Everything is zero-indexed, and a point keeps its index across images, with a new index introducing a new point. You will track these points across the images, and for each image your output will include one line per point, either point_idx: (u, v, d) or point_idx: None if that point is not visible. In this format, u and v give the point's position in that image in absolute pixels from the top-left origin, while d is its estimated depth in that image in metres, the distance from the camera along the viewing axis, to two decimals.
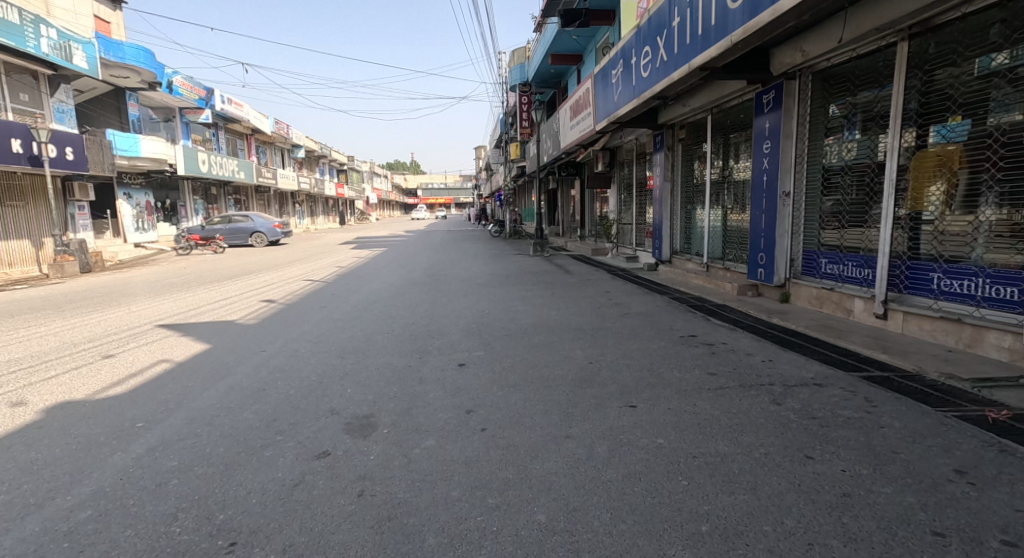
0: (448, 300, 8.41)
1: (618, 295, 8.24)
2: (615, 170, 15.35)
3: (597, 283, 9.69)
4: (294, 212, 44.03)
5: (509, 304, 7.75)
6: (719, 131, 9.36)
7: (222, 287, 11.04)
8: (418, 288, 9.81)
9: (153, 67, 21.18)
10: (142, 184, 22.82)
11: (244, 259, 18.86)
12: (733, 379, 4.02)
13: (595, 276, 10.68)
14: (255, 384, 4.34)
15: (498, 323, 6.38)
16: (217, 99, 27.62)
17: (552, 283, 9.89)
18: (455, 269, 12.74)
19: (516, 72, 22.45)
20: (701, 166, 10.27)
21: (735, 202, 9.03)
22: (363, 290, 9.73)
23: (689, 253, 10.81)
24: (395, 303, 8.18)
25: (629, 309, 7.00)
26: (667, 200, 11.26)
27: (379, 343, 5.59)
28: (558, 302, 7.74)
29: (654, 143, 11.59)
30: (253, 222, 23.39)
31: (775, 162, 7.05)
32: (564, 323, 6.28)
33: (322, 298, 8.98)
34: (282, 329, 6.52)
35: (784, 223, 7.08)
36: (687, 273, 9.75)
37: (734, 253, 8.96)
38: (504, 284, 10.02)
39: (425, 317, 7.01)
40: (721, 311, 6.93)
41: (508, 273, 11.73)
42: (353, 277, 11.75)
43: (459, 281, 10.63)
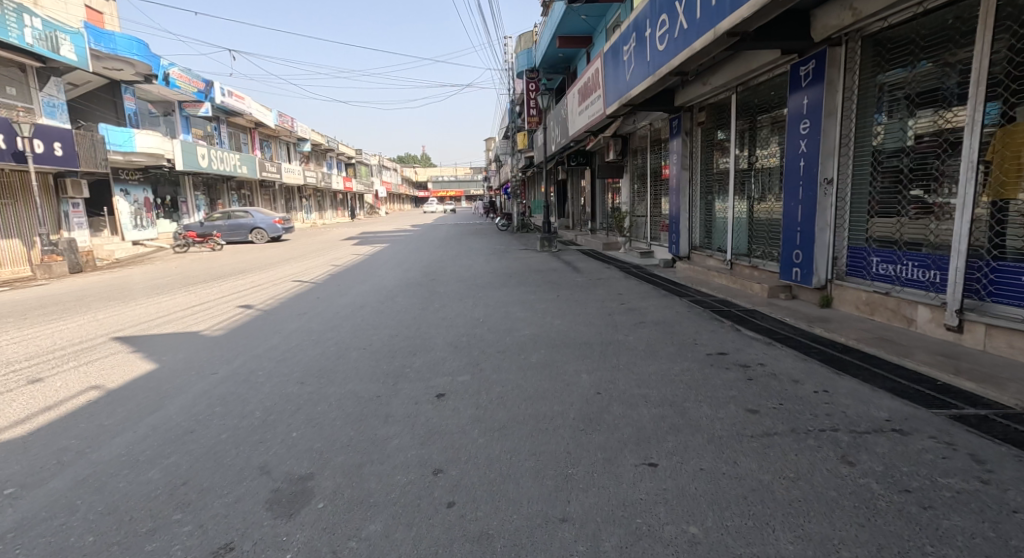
0: (441, 304, 7.58)
1: (631, 298, 7.33)
2: (628, 158, 14.34)
3: (607, 283, 8.80)
4: (300, 206, 43.46)
5: (507, 310, 6.89)
6: (744, 112, 8.37)
7: (205, 290, 10.25)
8: (411, 289, 8.99)
9: (148, 58, 20.53)
10: (139, 180, 22.31)
11: (241, 257, 18.21)
12: (782, 421, 3.12)
13: (606, 275, 9.75)
14: (183, 424, 3.53)
15: (492, 335, 5.53)
16: (217, 92, 27.01)
17: (557, 283, 9.01)
18: (456, 267, 11.89)
19: (522, 58, 21.48)
20: (724, 153, 9.27)
21: (763, 192, 8.04)
22: (351, 292, 8.93)
23: (710, 248, 9.83)
24: (382, 309, 7.37)
25: (644, 317, 6.11)
26: (686, 191, 10.29)
27: (349, 363, 4.77)
28: (563, 307, 6.87)
29: (671, 128, 10.60)
30: (253, 218, 22.84)
31: (815, 144, 6.07)
32: (569, 335, 5.41)
33: (305, 302, 8.17)
34: (248, 344, 5.72)
35: (825, 215, 6.10)
36: (709, 272, 8.79)
37: (761, 249, 7.97)
38: (506, 285, 9.15)
39: (411, 327, 6.19)
40: (751, 318, 5.99)
41: (511, 271, 10.85)
42: (346, 277, 10.95)
43: (456, 281, 9.78)
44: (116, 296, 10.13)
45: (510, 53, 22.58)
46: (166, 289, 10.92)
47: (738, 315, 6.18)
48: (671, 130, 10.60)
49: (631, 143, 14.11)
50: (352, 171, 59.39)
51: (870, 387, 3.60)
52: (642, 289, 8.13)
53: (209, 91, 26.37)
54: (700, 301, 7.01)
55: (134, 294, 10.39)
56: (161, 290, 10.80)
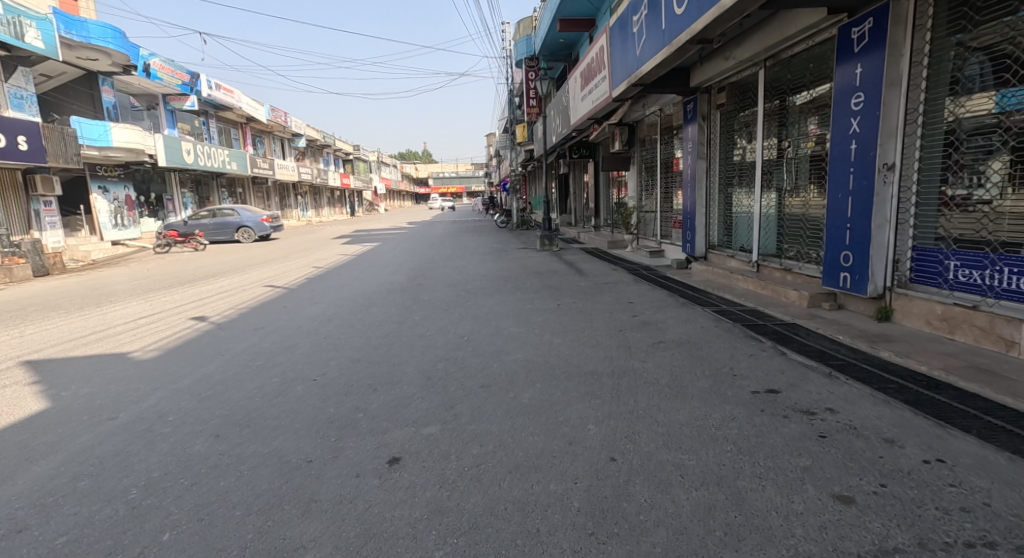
0: (423, 315, 6.52)
1: (645, 308, 6.25)
2: (635, 149, 13.27)
3: (616, 288, 7.72)
4: (295, 204, 42.42)
5: (498, 324, 5.81)
6: (772, 92, 7.29)
7: (167, 296, 9.21)
8: (391, 296, 7.93)
9: (125, 48, 19.53)
10: (120, 177, 21.34)
11: (222, 258, 17.20)
12: (896, 524, 2.07)
13: (613, 278, 8.68)
14: (23, 509, 2.49)
15: (477, 362, 4.47)
16: (205, 85, 25.97)
17: (559, 288, 7.92)
18: (447, 269, 10.85)
19: (522, 45, 20.39)
20: (747, 139, 8.18)
21: (796, 184, 6.96)
22: (325, 300, 7.89)
23: (730, 248, 8.76)
24: (353, 323, 6.30)
25: (664, 335, 5.03)
26: (702, 183, 9.21)
27: (290, 405, 3.71)
28: (564, 320, 5.80)
29: (685, 112, 9.51)
30: (239, 216, 21.80)
31: (873, 122, 4.98)
32: (572, 361, 4.35)
33: (268, 313, 7.11)
34: (177, 371, 4.66)
35: (883, 210, 5.00)
36: (732, 275, 7.71)
37: (795, 249, 6.89)
38: (500, 290, 8.08)
39: (381, 347, 5.14)
40: (796, 335, 4.90)
41: (507, 274, 9.77)
42: (324, 281, 9.92)
43: (445, 285, 8.72)
44: (67, 303, 9.10)
45: (508, 41, 21.45)
46: (127, 295, 9.88)
47: (777, 331, 5.10)
48: (685, 115, 9.50)
49: (638, 132, 13.04)
50: (351, 167, 58.32)
51: (1000, 454, 2.54)
52: (657, 295, 7.04)
53: (196, 83, 25.32)
54: (728, 313, 5.92)
55: (88, 301, 9.36)
56: (121, 295, 9.77)
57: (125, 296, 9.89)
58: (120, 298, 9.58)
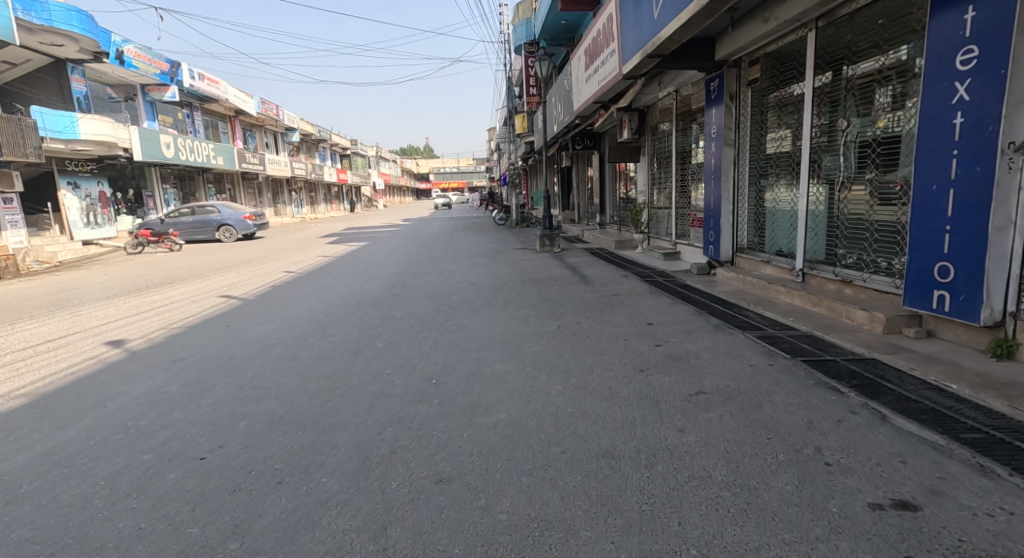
0: (387, 342, 5.20)
1: (669, 334, 4.91)
2: (645, 138, 11.93)
3: (630, 302, 6.39)
4: (288, 200, 41.13)
5: (480, 359, 4.48)
6: (823, 61, 5.92)
7: (101, 309, 7.94)
8: (359, 313, 6.60)
9: (94, 32, 18.27)
10: (93, 172, 20.11)
11: (197, 259, 15.97)
12: None
13: (624, 288, 7.34)
14: None
15: (441, 430, 3.14)
16: (186, 74, 24.75)
17: (558, 302, 6.59)
18: (433, 275, 9.55)
19: (521, 29, 19.06)
20: (788, 122, 6.82)
21: (856, 175, 5.60)
22: (277, 318, 6.57)
23: (764, 251, 7.43)
24: (298, 353, 4.99)
25: (702, 381, 3.69)
26: (728, 175, 7.86)
27: (137, 518, 2.39)
28: (567, 354, 4.47)
29: (708, 92, 8.13)
30: (220, 214, 20.51)
31: (992, 85, 3.61)
32: (577, 430, 3.01)
33: (202, 337, 5.81)
34: (23, 436, 3.35)
35: (1005, 206, 3.64)
36: (771, 286, 6.37)
37: (855, 255, 5.54)
38: (489, 304, 6.74)
39: (319, 397, 3.83)
40: (887, 381, 3.55)
41: (500, 282, 8.45)
42: (289, 290, 8.62)
43: (425, 297, 7.41)
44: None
45: (507, 24, 19.99)
46: (62, 306, 8.64)
47: (856, 373, 3.74)
48: (708, 95, 8.13)
49: (649, 118, 11.68)
50: (349, 163, 56.87)
51: None
52: (681, 313, 5.71)
53: (176, 72, 24.12)
54: (780, 340, 4.58)
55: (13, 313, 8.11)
56: (53, 305, 8.51)
57: (60, 307, 8.63)
58: (50, 310, 8.30)
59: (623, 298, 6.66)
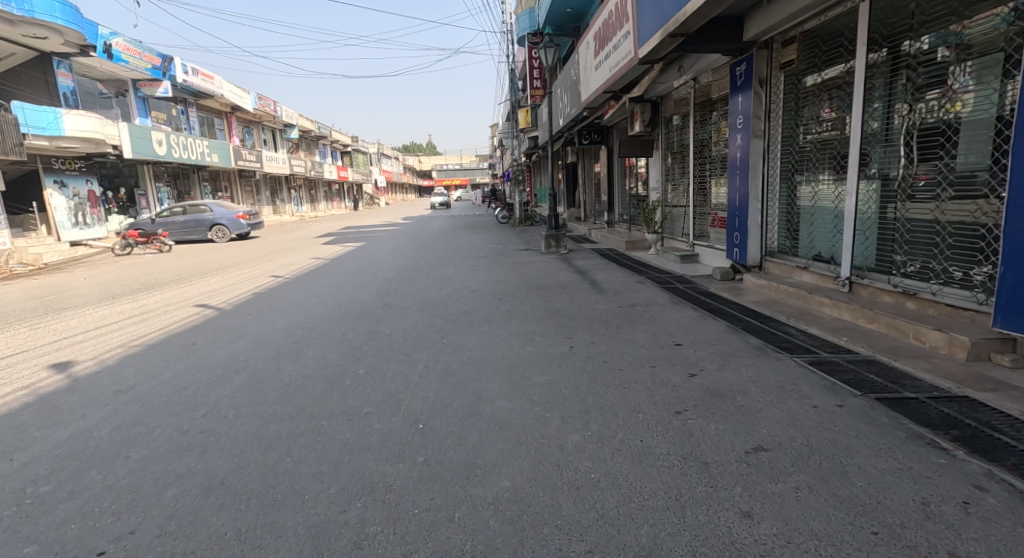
0: (371, 367, 4.46)
1: (702, 358, 4.15)
2: (659, 131, 11.16)
3: (651, 315, 5.62)
4: (288, 198, 40.50)
5: (478, 393, 3.73)
6: (875, 36, 5.12)
7: (65, 321, 7.24)
8: (344, 327, 5.87)
9: (79, 25, 17.63)
10: (81, 171, 19.47)
11: (186, 260, 15.31)
12: None
13: (641, 298, 6.57)
14: None
15: (424, 509, 2.39)
16: (179, 69, 24.17)
17: (568, 315, 5.83)
18: (429, 280, 8.84)
19: (523, 20, 18.33)
20: (830, 109, 6.02)
21: (919, 169, 4.82)
22: (252, 334, 5.84)
23: (799, 255, 6.65)
24: (266, 382, 4.25)
25: (756, 429, 2.93)
26: (757, 170, 7.07)
27: None
28: (582, 387, 3.71)
29: (734, 78, 7.34)
30: (212, 212, 19.90)
31: None
32: (606, 513, 2.27)
33: (162, 358, 5.09)
34: None
35: None
36: (812, 296, 5.59)
37: (920, 263, 4.76)
38: (490, 317, 5.99)
39: (278, 448, 3.08)
40: (998, 431, 2.78)
41: (502, 289, 7.70)
42: (272, 299, 7.92)
43: (419, 308, 6.68)
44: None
45: (509, 14, 19.16)
46: (28, 315, 7.96)
47: (953, 418, 2.97)
48: (733, 81, 7.32)
49: (663, 109, 10.92)
50: (350, 160, 56.18)
51: None
52: (712, 330, 4.94)
53: (169, 66, 23.57)
54: (840, 369, 3.80)
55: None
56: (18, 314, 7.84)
57: (25, 316, 7.95)
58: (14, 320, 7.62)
59: (643, 310, 5.89)
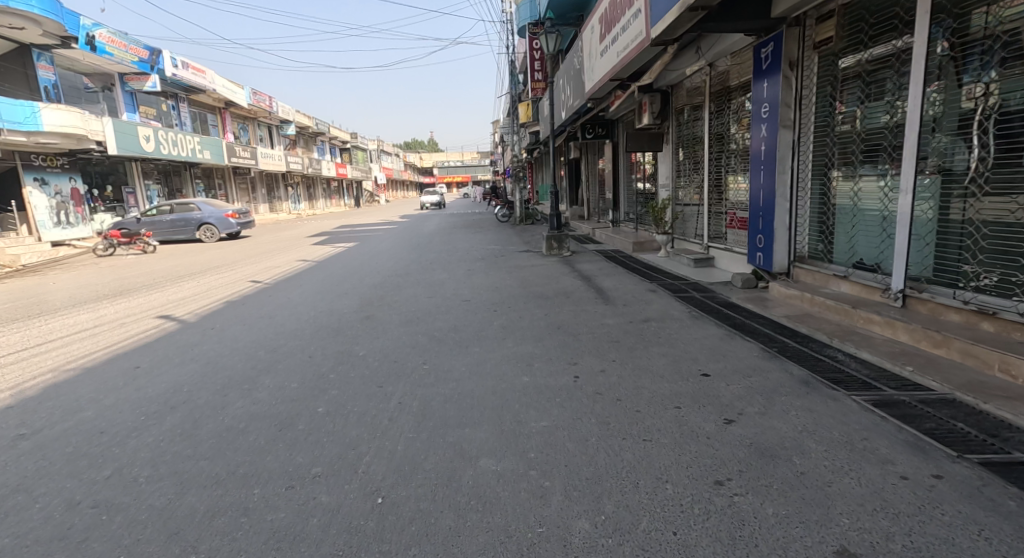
0: (334, 405, 3.70)
1: (737, 397, 3.38)
2: (669, 124, 10.39)
3: (666, 335, 4.84)
4: (285, 196, 39.77)
5: (460, 447, 2.97)
6: (939, 3, 4.31)
7: (9, 335, 6.49)
8: (314, 348, 5.10)
9: (59, 15, 16.98)
10: (63, 168, 18.80)
11: (169, 262, 14.61)
12: None
13: (653, 310, 5.79)
14: None
15: None
16: (168, 63, 23.52)
17: (571, 334, 5.05)
18: (420, 287, 8.09)
19: (523, 10, 17.58)
20: (872, 94, 5.23)
21: (996, 161, 4.03)
22: (208, 355, 5.06)
23: (835, 261, 5.85)
24: (203, 424, 3.48)
25: (830, 518, 2.15)
26: (785, 165, 6.25)
27: None
28: (590, 439, 2.94)
29: (758, 61, 6.53)
30: (200, 211, 19.13)
31: None
32: None
33: (94, 387, 4.31)
34: None
35: None
36: (857, 312, 4.78)
37: (1002, 275, 3.98)
38: (481, 335, 5.22)
39: (187, 536, 2.31)
40: None
41: (498, 298, 6.92)
42: (243, 310, 7.18)
43: (403, 322, 5.93)
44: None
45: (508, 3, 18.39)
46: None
47: None
48: (758, 64, 6.51)
49: (673, 100, 10.15)
50: (349, 156, 55.44)
51: None
52: (742, 355, 4.16)
53: (157, 59, 22.91)
54: (916, 414, 3.01)
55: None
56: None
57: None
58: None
59: (657, 327, 5.12)
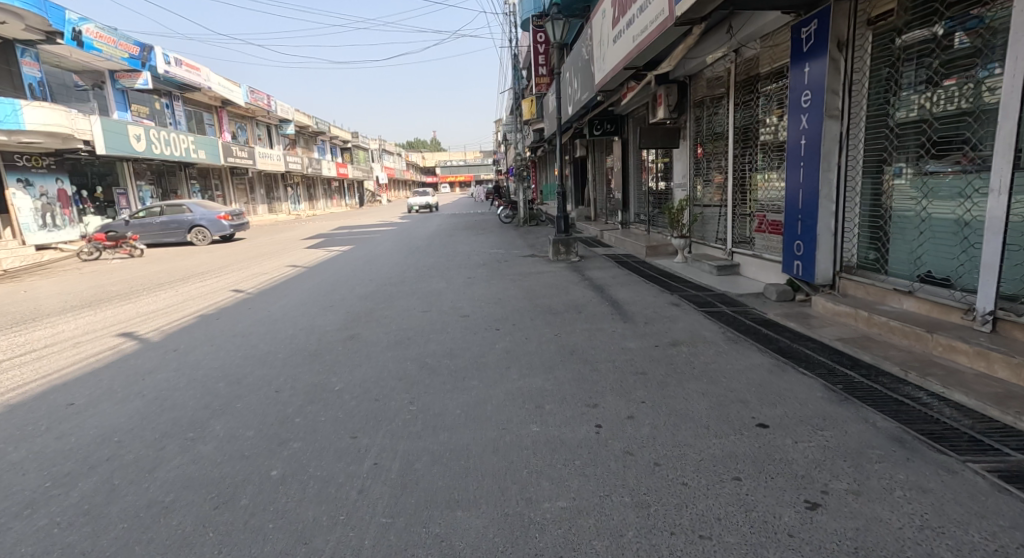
0: (292, 467, 2.93)
1: (811, 463, 2.60)
2: (686, 118, 9.63)
3: (702, 366, 4.05)
4: (284, 196, 39.04)
5: (448, 545, 2.21)
6: None
7: None
8: (284, 379, 4.32)
9: (43, 9, 16.29)
10: (50, 168, 18.11)
11: (154, 267, 13.89)
12: None
13: (680, 331, 5.01)
14: None
15: None
16: (160, 59, 22.83)
17: (586, 364, 4.26)
18: (414, 299, 7.33)
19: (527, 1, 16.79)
20: (947, 76, 4.42)
21: None
22: (158, 388, 4.29)
23: (893, 273, 5.06)
24: (120, 495, 2.71)
25: None
26: (831, 161, 5.44)
27: None
28: (625, 536, 2.18)
29: (797, 42, 5.72)
30: (192, 212, 18.58)
31: None
32: None
33: (9, 433, 3.56)
34: None
35: None
36: (933, 337, 3.98)
37: None
38: (481, 363, 4.44)
39: None
40: None
41: (501, 314, 6.14)
42: (215, 326, 6.42)
43: (391, 344, 5.17)
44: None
45: None
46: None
47: None
48: (797, 46, 5.71)
49: (691, 92, 9.38)
50: (350, 156, 54.72)
51: None
52: (800, 393, 3.38)
53: (149, 56, 22.23)
54: None
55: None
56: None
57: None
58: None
59: (689, 355, 4.33)
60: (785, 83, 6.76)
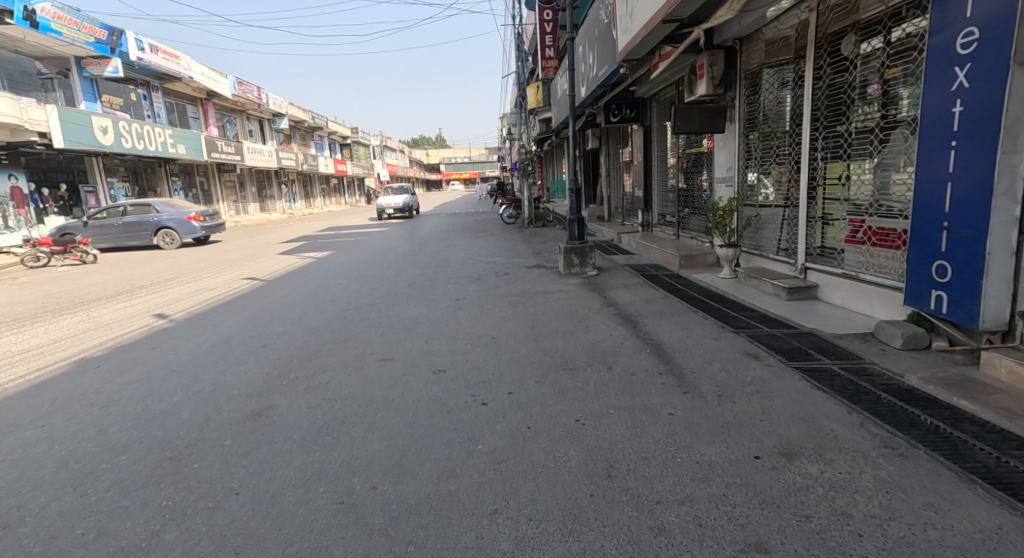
0: None
1: None
2: (734, 95, 7.64)
3: (875, 534, 2.07)
4: (278, 195, 37.27)
5: None
6: None
7: None
8: (80, 536, 2.35)
9: None
10: (2, 164, 16.50)
11: (99, 277, 12.01)
12: None
13: (786, 420, 3.02)
14: None
15: None
16: (133, 45, 20.99)
17: (641, 515, 2.29)
18: (377, 337, 5.40)
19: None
20: None
21: None
22: None
23: None
24: None
25: None
26: (1018, 137, 3.43)
27: None
28: None
29: None
30: (159, 212, 16.67)
31: None
32: None
33: None
34: None
35: None
36: None
37: None
38: (449, 506, 2.47)
39: None
40: None
41: (492, 371, 4.15)
42: (80, 383, 4.48)
43: (309, 438, 3.21)
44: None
45: None
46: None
47: None
48: None
49: (742, 61, 7.39)
50: (350, 153, 52.96)
51: None
52: None
53: (119, 41, 20.41)
54: None
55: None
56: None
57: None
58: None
59: (829, 492, 2.34)
60: (912, 32, 4.77)
